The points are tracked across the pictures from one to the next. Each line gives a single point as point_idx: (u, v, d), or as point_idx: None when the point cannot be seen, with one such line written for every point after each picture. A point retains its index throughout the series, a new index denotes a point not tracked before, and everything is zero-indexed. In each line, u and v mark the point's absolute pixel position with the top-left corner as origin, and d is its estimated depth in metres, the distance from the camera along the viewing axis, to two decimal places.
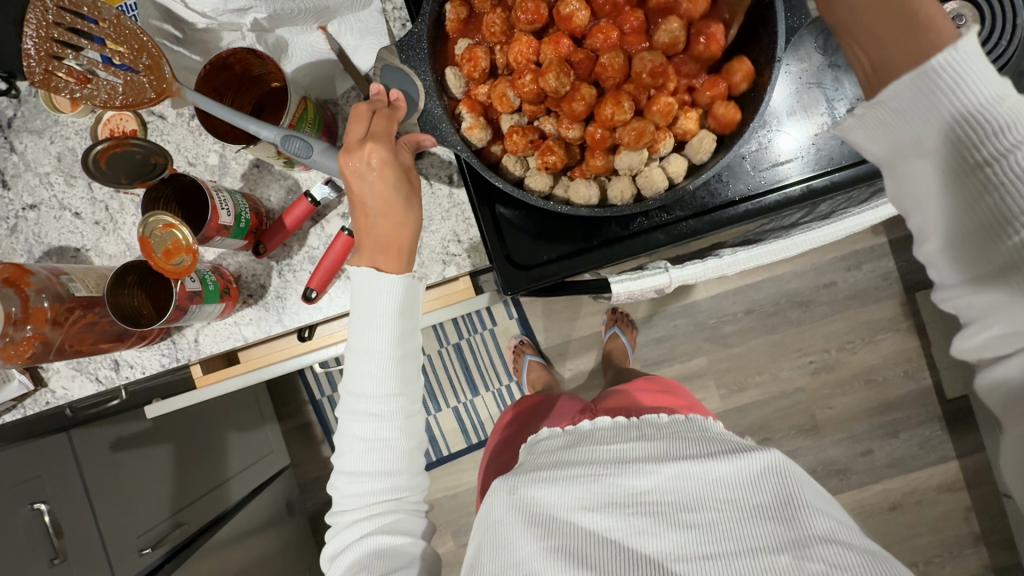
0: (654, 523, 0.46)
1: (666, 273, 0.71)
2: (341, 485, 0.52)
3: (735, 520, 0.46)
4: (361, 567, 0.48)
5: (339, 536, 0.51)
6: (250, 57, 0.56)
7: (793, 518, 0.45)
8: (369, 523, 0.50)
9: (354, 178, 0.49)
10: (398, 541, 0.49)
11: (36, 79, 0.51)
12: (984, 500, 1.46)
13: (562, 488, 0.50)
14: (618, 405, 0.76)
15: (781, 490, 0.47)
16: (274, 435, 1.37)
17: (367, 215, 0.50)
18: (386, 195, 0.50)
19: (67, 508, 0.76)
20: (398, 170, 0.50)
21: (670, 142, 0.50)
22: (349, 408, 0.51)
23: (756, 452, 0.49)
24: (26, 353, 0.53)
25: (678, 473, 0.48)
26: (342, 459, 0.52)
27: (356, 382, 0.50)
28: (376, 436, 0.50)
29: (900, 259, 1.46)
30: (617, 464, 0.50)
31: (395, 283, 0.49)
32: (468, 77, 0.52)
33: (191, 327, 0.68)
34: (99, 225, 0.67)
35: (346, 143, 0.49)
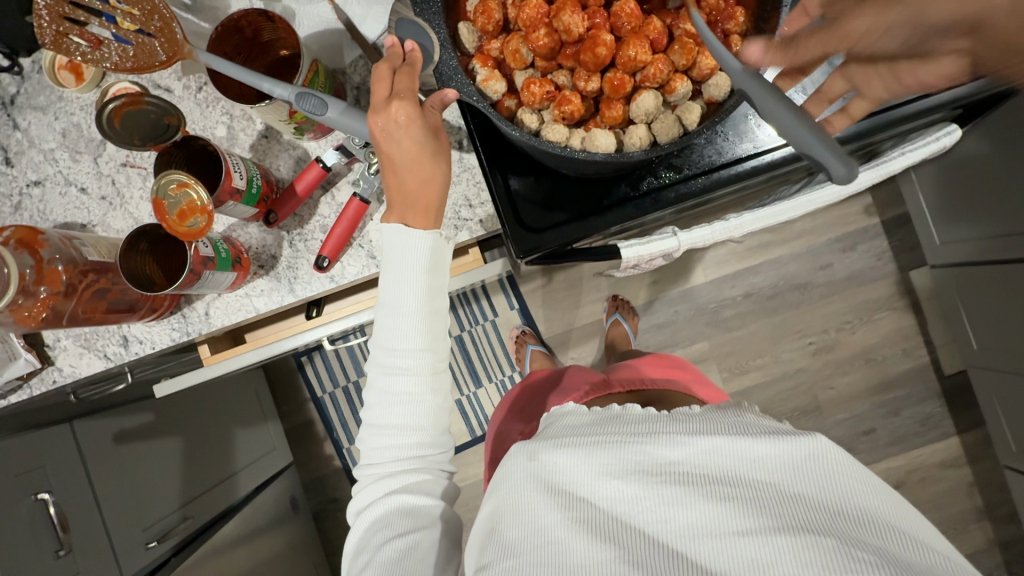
0: (683, 493, 0.43)
1: (675, 237, 0.69)
2: (369, 438, 0.52)
3: (775, 500, 0.41)
4: (385, 524, 0.48)
5: (365, 493, 0.51)
6: (261, 18, 0.56)
7: (840, 514, 0.40)
8: (393, 482, 0.50)
9: (382, 138, 0.50)
10: (423, 502, 0.49)
11: (47, 40, 0.51)
12: (986, 475, 1.47)
13: (586, 456, 0.47)
14: (633, 377, 0.77)
15: (825, 483, 0.42)
16: (277, 432, 1.34)
17: (396, 173, 0.51)
18: (413, 151, 0.50)
19: (72, 502, 0.71)
20: (425, 127, 0.50)
21: (687, 85, 0.52)
22: (377, 363, 0.51)
23: (800, 437, 0.44)
24: (41, 316, 0.53)
25: (711, 447, 0.45)
26: (371, 412, 0.52)
27: (385, 336, 0.51)
28: (404, 391, 0.50)
29: (893, 239, 1.49)
30: (647, 435, 0.47)
31: (423, 238, 0.50)
32: (481, 31, 0.53)
33: (202, 300, 0.68)
34: (105, 200, 0.67)
35: (373, 103, 0.50)
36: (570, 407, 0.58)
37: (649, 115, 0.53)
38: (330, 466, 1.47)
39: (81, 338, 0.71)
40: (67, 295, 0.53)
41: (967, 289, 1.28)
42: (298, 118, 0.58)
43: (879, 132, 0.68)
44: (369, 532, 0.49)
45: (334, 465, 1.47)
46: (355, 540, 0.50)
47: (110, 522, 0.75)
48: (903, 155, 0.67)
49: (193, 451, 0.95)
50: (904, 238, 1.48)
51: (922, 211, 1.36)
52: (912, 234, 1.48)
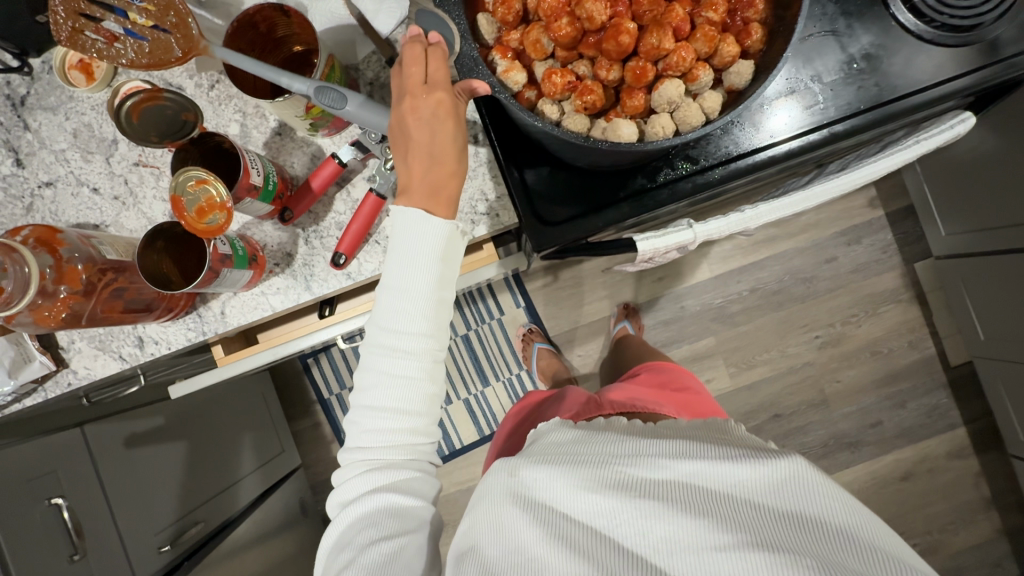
0: (662, 509, 0.43)
1: (690, 229, 0.67)
2: (358, 420, 0.52)
3: (753, 519, 0.41)
4: (371, 523, 0.48)
5: (350, 485, 0.51)
6: (275, 14, 0.55)
7: (819, 534, 0.40)
8: (381, 478, 0.49)
9: (415, 122, 0.49)
10: (409, 504, 0.49)
11: (63, 36, 0.50)
12: (993, 465, 1.48)
13: (566, 473, 0.47)
14: (625, 397, 0.75)
15: (805, 502, 0.42)
16: (285, 435, 1.33)
17: (421, 158, 0.50)
18: (443, 141, 0.50)
19: (84, 508, 0.70)
20: (456, 119, 0.50)
21: (710, 73, 0.52)
22: (376, 340, 0.50)
23: (781, 458, 0.44)
24: (61, 316, 0.52)
25: (692, 470, 0.45)
26: (365, 394, 0.51)
27: (387, 316, 0.50)
28: (401, 372, 0.50)
29: (898, 231, 1.49)
30: (631, 457, 0.48)
31: (443, 227, 0.50)
32: (501, 21, 0.53)
33: (218, 299, 0.67)
34: (118, 200, 0.66)
35: (407, 86, 0.49)
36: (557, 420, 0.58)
37: (672, 104, 0.53)
38: (339, 468, 1.47)
39: (96, 340, 0.70)
40: (87, 295, 0.53)
41: (972, 280, 1.29)
42: (315, 113, 0.57)
43: (890, 121, 0.68)
44: (353, 527, 0.49)
45: None
46: (337, 531, 0.50)
47: (123, 528, 0.74)
48: (917, 143, 0.66)
49: (203, 454, 0.94)
50: (909, 230, 1.49)
51: (927, 203, 1.36)
52: (916, 226, 1.48)
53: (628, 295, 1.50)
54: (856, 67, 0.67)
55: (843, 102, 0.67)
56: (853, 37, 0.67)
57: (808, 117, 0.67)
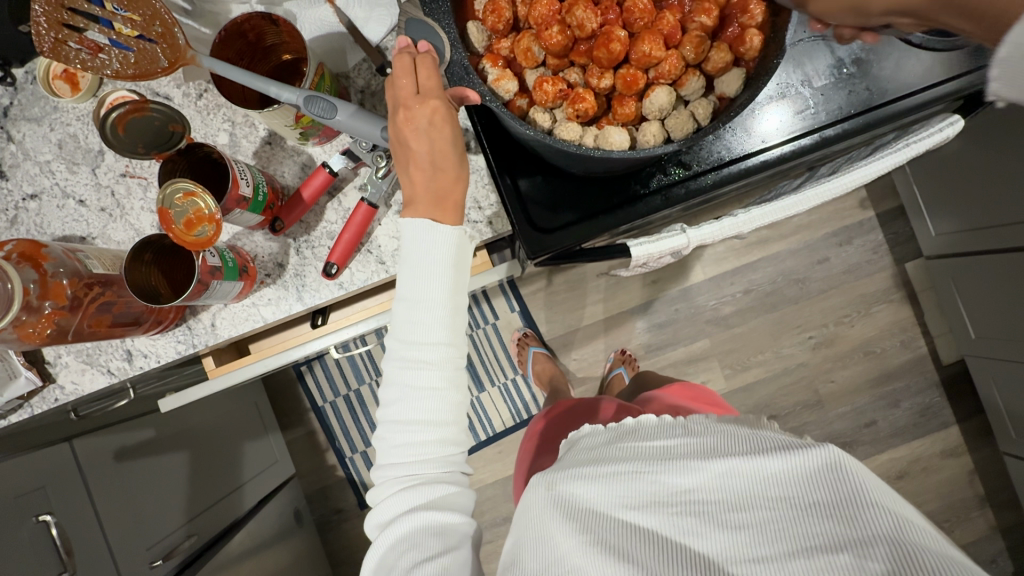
0: (700, 523, 0.46)
1: (683, 233, 0.67)
2: (387, 435, 0.50)
3: (788, 518, 0.44)
4: (413, 544, 0.46)
5: (386, 505, 0.49)
6: (264, 22, 0.55)
7: (853, 518, 0.42)
8: (418, 497, 0.48)
9: (411, 133, 0.49)
10: (450, 520, 0.48)
11: (45, 47, 0.49)
12: (986, 463, 1.49)
13: (605, 484, 0.49)
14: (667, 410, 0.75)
15: (838, 490, 0.44)
16: (278, 444, 1.31)
17: (420, 167, 0.49)
18: (442, 149, 0.49)
19: (75, 525, 0.68)
20: (454, 124, 0.49)
21: (700, 80, 0.53)
22: (396, 355, 0.50)
23: (810, 447, 0.46)
24: (46, 332, 0.52)
25: (724, 470, 0.47)
26: (390, 409, 0.50)
27: (407, 330, 0.49)
28: (426, 385, 0.49)
29: (889, 232, 1.50)
30: (661, 460, 0.49)
31: (451, 233, 0.49)
32: (491, 30, 0.53)
33: (207, 312, 0.66)
34: (104, 212, 0.65)
35: (400, 99, 0.49)
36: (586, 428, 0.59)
37: (662, 111, 0.53)
38: (334, 477, 1.45)
39: (83, 354, 0.69)
40: (72, 309, 0.52)
41: (963, 279, 1.30)
42: (305, 122, 0.57)
43: (880, 125, 0.68)
44: (393, 550, 0.47)
45: (337, 475, 1.45)
46: (376, 554, 0.48)
47: (114, 544, 0.72)
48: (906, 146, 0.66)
49: (198, 464, 0.93)
50: (899, 230, 1.50)
51: (916, 204, 1.37)
52: (906, 226, 1.49)
53: (623, 298, 1.50)
54: (845, 71, 0.67)
55: (833, 106, 0.68)
56: (842, 41, 0.68)
57: (801, 120, 0.68)
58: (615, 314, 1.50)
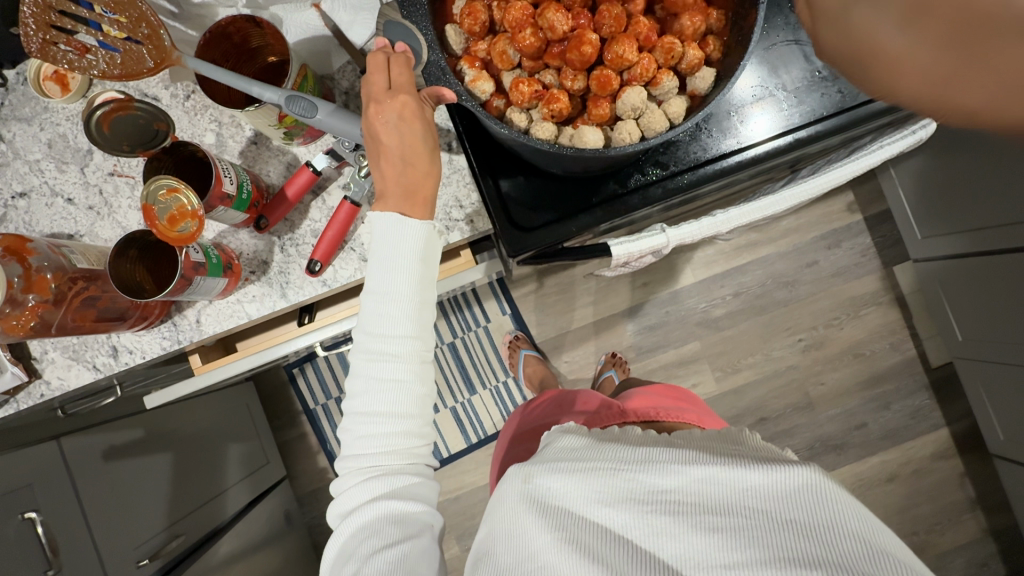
0: (675, 524, 0.46)
1: (663, 233, 0.68)
2: (352, 426, 0.51)
3: (765, 530, 0.44)
4: (374, 532, 0.47)
5: (348, 495, 0.50)
6: (248, 25, 0.56)
7: (829, 543, 0.42)
8: (380, 485, 0.49)
9: (382, 128, 0.50)
10: (412, 509, 0.49)
11: (32, 48, 0.50)
12: (976, 465, 1.49)
13: (577, 478, 0.50)
14: (643, 404, 0.78)
15: (816, 512, 0.44)
16: (268, 445, 1.32)
17: (391, 162, 0.51)
18: (413, 143, 0.50)
19: (61, 523, 0.69)
20: (425, 122, 0.51)
21: (674, 79, 0.54)
22: (361, 347, 0.51)
23: (792, 466, 0.46)
24: (29, 325, 0.52)
25: (704, 476, 0.48)
26: (356, 400, 0.51)
27: (376, 323, 0.50)
28: (391, 376, 0.50)
29: (876, 235, 1.52)
30: (642, 462, 0.50)
31: (419, 227, 0.50)
32: (467, 32, 0.54)
33: (193, 308, 0.67)
34: (92, 210, 0.66)
35: (372, 95, 0.50)
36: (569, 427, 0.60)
37: (637, 110, 0.55)
38: (325, 479, 1.45)
39: (70, 350, 0.70)
40: (56, 303, 0.53)
41: (950, 282, 1.31)
42: (288, 122, 0.58)
43: (856, 126, 0.69)
44: (354, 538, 0.48)
45: (328, 477, 1.45)
46: (338, 542, 0.49)
47: (100, 543, 0.73)
48: (880, 147, 0.67)
49: (184, 467, 0.93)
50: (886, 234, 1.51)
51: (903, 207, 1.38)
52: (893, 230, 1.51)
53: (614, 301, 1.51)
54: (818, 74, 0.69)
55: (808, 109, 0.69)
56: (815, 46, 0.70)
57: (776, 122, 0.69)
58: (606, 316, 1.51)
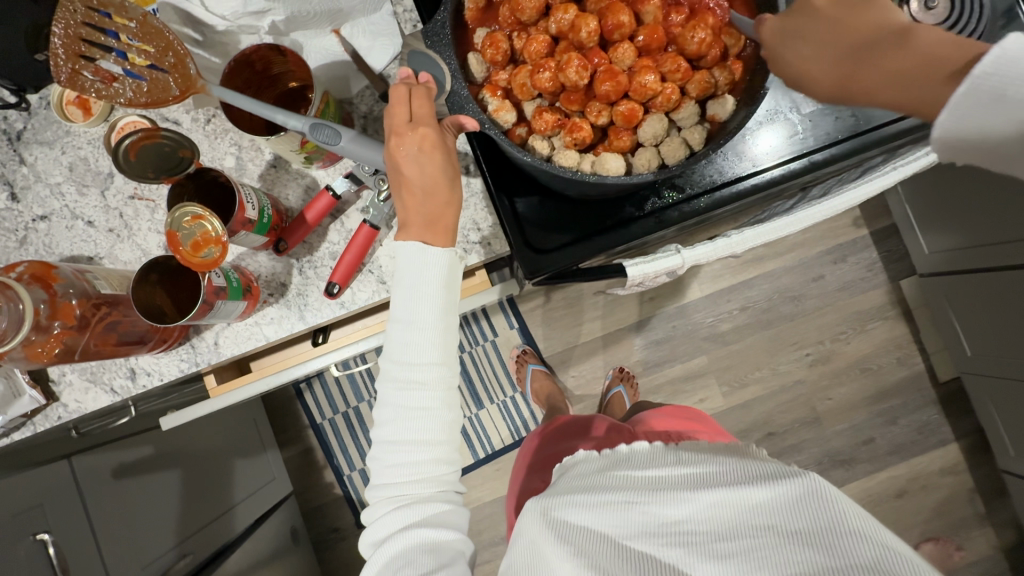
0: (689, 554, 0.46)
1: (678, 254, 0.68)
2: (381, 456, 0.52)
3: (775, 547, 0.44)
4: (407, 561, 0.47)
5: (379, 524, 0.50)
6: (272, 52, 0.57)
7: (837, 551, 0.42)
8: (411, 513, 0.49)
9: (403, 159, 0.50)
10: (445, 536, 0.49)
11: (62, 77, 0.51)
12: (985, 480, 1.48)
13: (595, 511, 0.50)
14: (656, 429, 0.79)
15: (821, 520, 0.45)
16: (275, 461, 1.31)
17: (413, 193, 0.51)
18: (433, 175, 0.51)
19: (72, 543, 0.68)
20: (446, 152, 0.51)
21: (693, 106, 0.55)
22: (391, 376, 0.51)
23: (793, 478, 0.47)
24: (54, 351, 0.53)
25: (713, 500, 0.48)
26: (384, 429, 0.51)
27: (399, 351, 0.50)
28: (420, 405, 0.50)
29: (883, 249, 1.52)
30: (653, 491, 0.50)
31: (442, 254, 0.51)
32: (490, 62, 0.55)
33: (211, 330, 0.68)
34: (112, 232, 0.67)
35: (393, 126, 0.50)
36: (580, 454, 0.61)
37: (656, 138, 0.56)
38: (331, 495, 1.44)
39: (87, 372, 0.70)
40: (80, 329, 0.53)
41: (958, 296, 1.31)
42: (309, 147, 0.59)
43: (871, 149, 0.69)
44: (388, 568, 0.48)
45: (334, 493, 1.44)
46: (371, 573, 0.49)
47: (110, 563, 0.72)
48: (893, 170, 0.67)
49: (193, 484, 0.93)
50: (893, 248, 1.52)
51: (909, 221, 1.39)
52: (900, 244, 1.51)
53: (621, 315, 1.51)
54: (833, 99, 0.69)
55: (821, 133, 0.70)
56: None
57: (790, 145, 0.70)
58: (614, 330, 1.51)
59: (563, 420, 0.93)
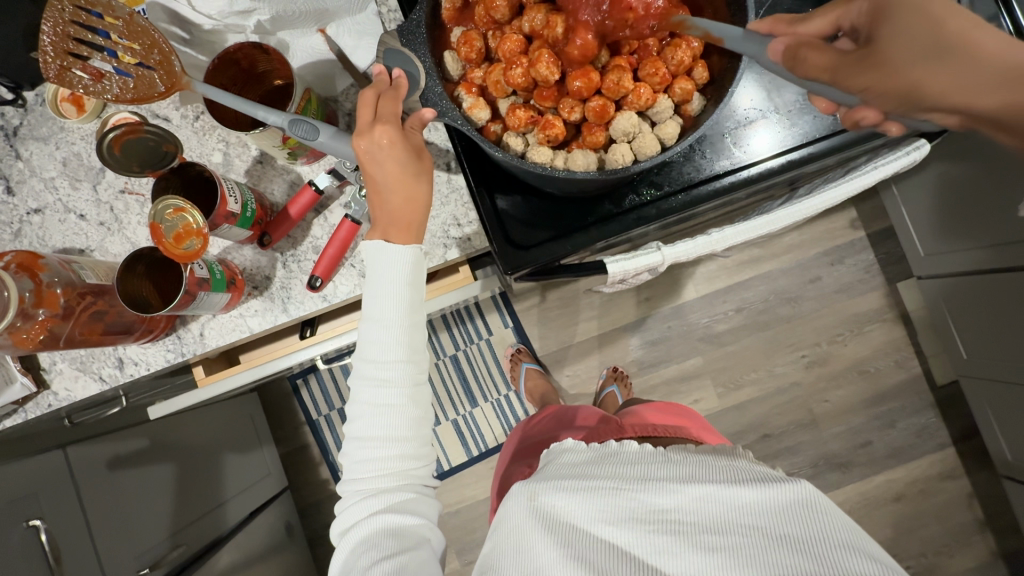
0: (675, 543, 0.47)
1: (659, 251, 0.69)
2: (352, 450, 0.53)
3: (760, 546, 0.45)
4: (370, 545, 0.48)
5: (347, 514, 0.52)
6: (256, 52, 0.59)
7: (822, 557, 0.43)
8: (377, 502, 0.50)
9: (367, 159, 0.52)
10: (408, 521, 0.50)
11: (51, 74, 0.53)
12: (984, 485, 1.47)
13: (581, 498, 0.51)
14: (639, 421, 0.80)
15: (809, 526, 0.46)
16: (271, 456, 1.33)
17: (379, 194, 0.53)
18: (397, 172, 0.52)
19: (65, 531, 0.70)
20: (409, 149, 0.53)
21: (667, 102, 0.56)
22: (359, 374, 0.53)
23: (785, 483, 0.48)
24: (38, 338, 0.55)
25: (701, 494, 0.49)
26: (354, 425, 0.53)
27: (368, 349, 0.52)
28: (383, 401, 0.52)
29: (880, 252, 1.51)
30: (641, 481, 0.51)
31: (407, 251, 0.52)
32: (465, 59, 0.57)
33: (197, 321, 0.69)
34: (103, 226, 0.69)
35: (357, 127, 0.52)
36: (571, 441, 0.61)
37: (630, 134, 0.56)
38: (326, 490, 1.46)
39: (77, 361, 0.72)
40: (65, 318, 0.55)
41: (954, 300, 1.30)
42: (291, 143, 0.60)
43: (852, 148, 0.70)
44: (353, 555, 0.49)
45: (329, 489, 1.46)
46: (338, 561, 0.50)
47: (104, 552, 0.74)
48: (874, 169, 0.67)
49: (188, 478, 0.94)
50: (890, 250, 1.51)
51: (905, 223, 1.39)
52: (897, 246, 1.51)
53: (617, 315, 1.51)
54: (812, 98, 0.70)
55: (800, 132, 0.70)
56: None
57: (771, 143, 0.70)
58: (609, 330, 1.51)
59: (550, 410, 0.94)
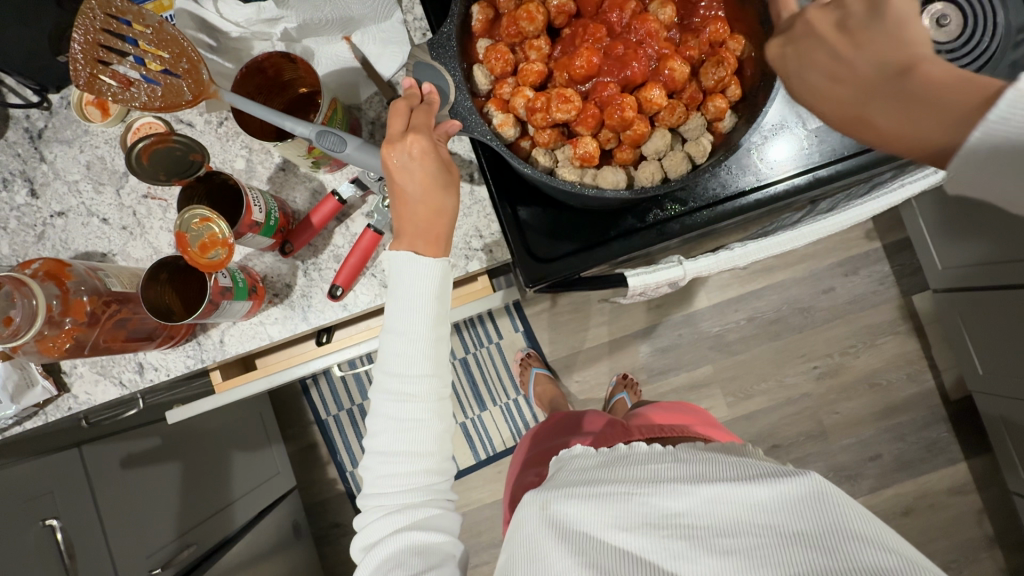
0: (689, 547, 0.46)
1: (680, 265, 0.67)
2: (374, 465, 0.53)
3: (775, 548, 0.44)
4: (397, 563, 0.48)
5: (371, 529, 0.51)
6: (283, 60, 0.59)
7: (836, 551, 0.43)
8: (401, 518, 0.50)
9: (397, 169, 0.51)
10: (435, 539, 0.49)
11: (81, 81, 0.53)
12: (995, 502, 1.45)
13: (592, 504, 0.50)
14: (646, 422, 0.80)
15: (820, 520, 0.45)
16: (279, 454, 1.33)
17: (408, 205, 0.52)
18: (426, 183, 0.52)
19: (81, 531, 0.70)
20: (440, 161, 0.52)
21: (697, 121, 0.56)
22: (385, 388, 0.52)
23: (794, 475, 0.47)
24: (64, 346, 0.55)
25: (713, 495, 0.48)
26: (377, 438, 0.53)
27: (390, 361, 0.51)
28: (409, 415, 0.51)
29: (895, 264, 1.50)
30: (652, 484, 0.50)
31: (434, 265, 0.51)
32: (495, 73, 0.56)
33: (217, 328, 0.69)
34: (126, 230, 0.69)
35: (388, 136, 0.51)
36: (578, 448, 0.61)
37: (659, 152, 0.57)
38: (334, 490, 1.46)
39: (97, 364, 0.72)
40: (90, 326, 0.55)
41: (970, 315, 1.29)
42: (316, 153, 0.60)
43: (880, 165, 0.69)
44: (378, 572, 0.49)
45: (337, 489, 1.46)
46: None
47: (116, 549, 0.74)
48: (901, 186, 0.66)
49: (195, 476, 0.94)
50: (905, 262, 1.49)
51: (923, 236, 1.37)
52: (913, 259, 1.49)
53: (627, 322, 1.51)
54: None
55: (828, 148, 0.69)
56: None
57: (797, 160, 0.69)
58: (619, 337, 1.51)
59: (557, 416, 0.93)
